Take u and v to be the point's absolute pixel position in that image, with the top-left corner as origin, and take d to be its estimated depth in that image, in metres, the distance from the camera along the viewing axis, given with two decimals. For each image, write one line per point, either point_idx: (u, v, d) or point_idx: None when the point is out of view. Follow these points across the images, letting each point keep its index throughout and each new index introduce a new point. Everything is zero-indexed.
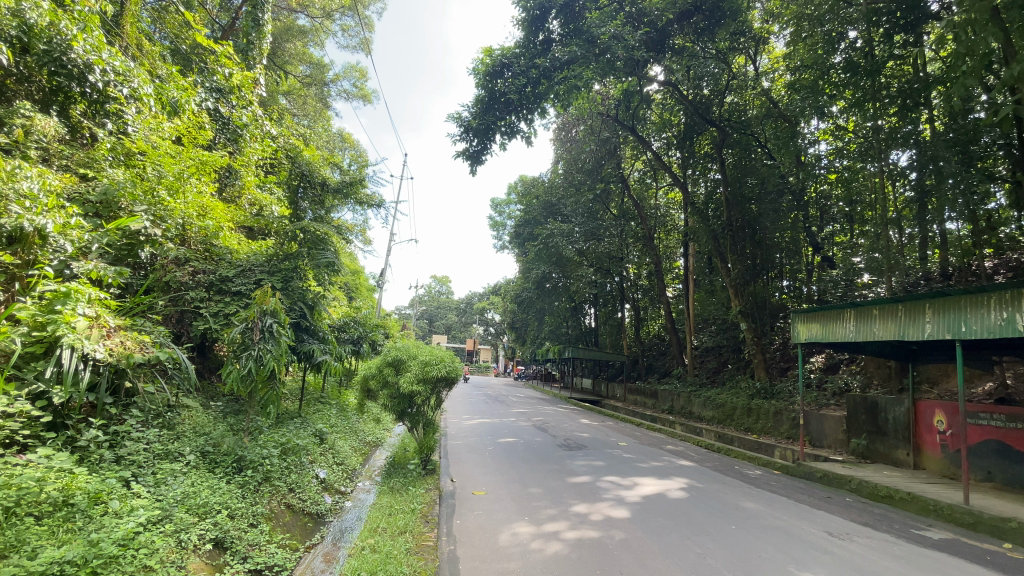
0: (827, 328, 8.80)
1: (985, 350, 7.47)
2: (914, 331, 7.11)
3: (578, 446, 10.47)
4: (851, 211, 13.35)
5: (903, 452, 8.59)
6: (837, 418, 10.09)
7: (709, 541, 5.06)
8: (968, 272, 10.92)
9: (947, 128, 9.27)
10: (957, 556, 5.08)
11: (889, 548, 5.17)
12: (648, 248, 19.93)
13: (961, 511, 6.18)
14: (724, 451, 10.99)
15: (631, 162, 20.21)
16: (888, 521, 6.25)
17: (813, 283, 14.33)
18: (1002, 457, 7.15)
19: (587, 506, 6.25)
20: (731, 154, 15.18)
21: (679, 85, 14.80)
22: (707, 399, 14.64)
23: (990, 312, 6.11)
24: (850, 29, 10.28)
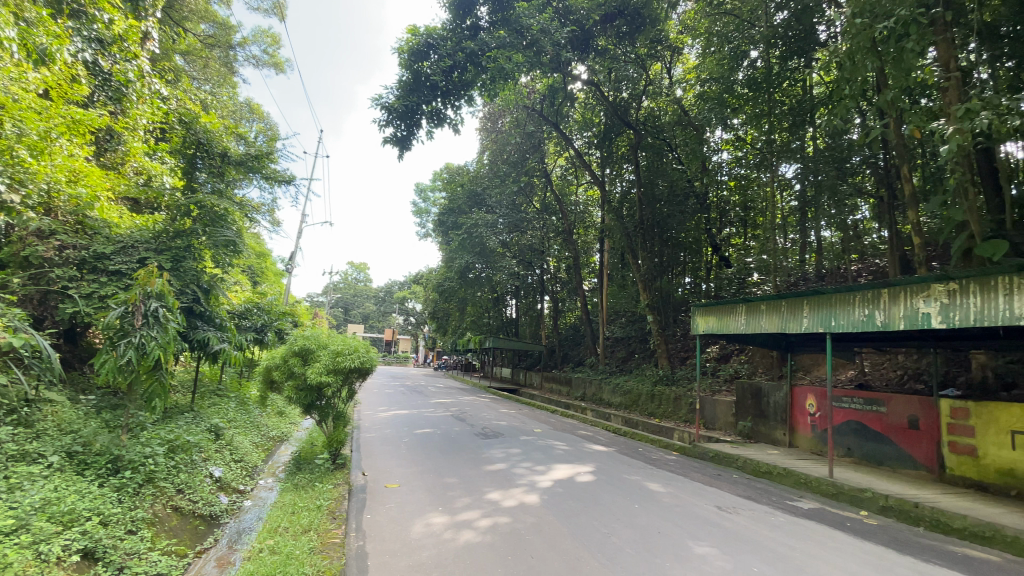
0: (722, 321, 9.61)
1: (848, 342, 8.56)
2: (794, 325, 7.98)
3: (495, 434, 10.62)
4: (746, 215, 14.67)
5: (781, 433, 9.66)
6: (728, 403, 11.11)
7: (615, 521, 5.33)
8: (838, 274, 12.48)
9: (827, 146, 10.48)
10: (824, 523, 5.80)
11: (768, 519, 5.79)
12: (568, 242, 20.73)
13: (827, 484, 7.06)
14: (629, 435, 11.68)
15: (555, 157, 20.84)
16: (767, 495, 6.98)
17: (711, 280, 15.58)
18: (860, 435, 8.27)
19: (501, 493, 6.34)
20: (644, 157, 15.99)
21: (602, 86, 15.36)
22: (616, 386, 15.50)
23: (855, 309, 7.01)
24: (754, 49, 11.04)
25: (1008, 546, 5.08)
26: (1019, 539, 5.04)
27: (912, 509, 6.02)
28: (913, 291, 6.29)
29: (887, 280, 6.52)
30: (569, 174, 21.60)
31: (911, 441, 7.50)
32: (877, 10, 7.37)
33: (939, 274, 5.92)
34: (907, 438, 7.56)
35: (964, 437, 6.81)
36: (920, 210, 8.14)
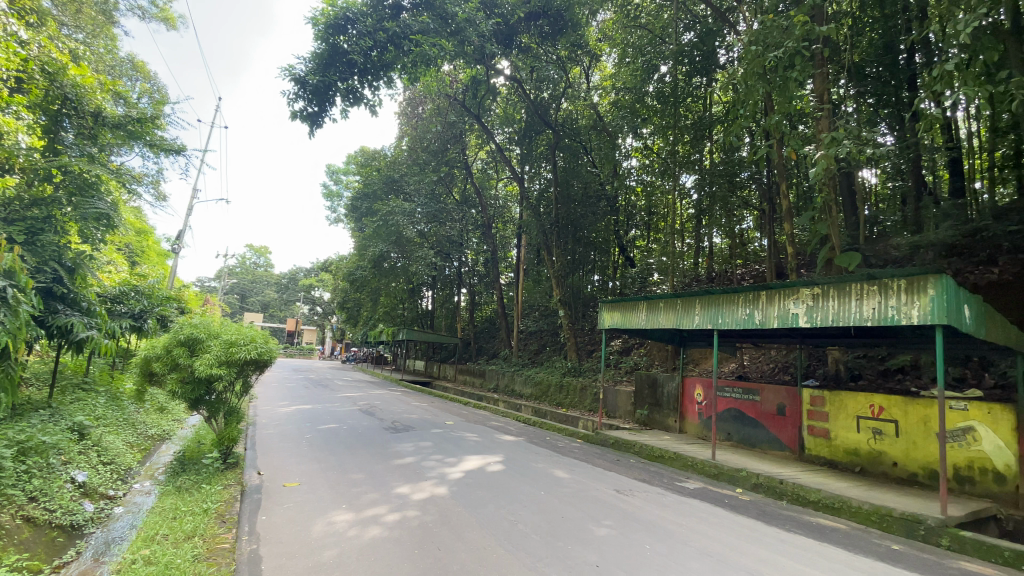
0: (625, 317, 10.23)
1: (732, 338, 9.53)
2: (687, 321, 8.73)
3: (405, 427, 10.45)
4: (650, 220, 15.55)
5: (673, 419, 10.55)
6: (628, 393, 11.90)
7: (521, 509, 5.50)
8: (725, 277, 13.87)
9: (721, 161, 11.57)
10: (706, 501, 6.45)
11: (659, 499, 6.31)
12: (487, 236, 20.82)
13: (710, 465, 7.85)
14: (538, 424, 12.10)
15: (476, 150, 20.91)
16: (659, 477, 7.58)
17: (617, 279, 15.99)
18: (738, 421, 9.28)
19: (410, 486, 6.27)
20: (561, 157, 16.55)
21: (524, 83, 15.68)
22: (528, 378, 15.94)
23: (739, 308, 7.83)
24: (662, 64, 11.86)
25: (851, 515, 6.01)
26: (859, 508, 5.98)
27: (778, 485, 6.88)
28: (785, 294, 7.16)
29: (766, 283, 7.35)
30: (489, 168, 21.70)
31: (779, 425, 8.56)
32: (769, 41, 8.21)
33: (807, 280, 6.80)
34: (776, 423, 8.61)
35: (821, 422, 7.90)
36: (793, 222, 9.26)
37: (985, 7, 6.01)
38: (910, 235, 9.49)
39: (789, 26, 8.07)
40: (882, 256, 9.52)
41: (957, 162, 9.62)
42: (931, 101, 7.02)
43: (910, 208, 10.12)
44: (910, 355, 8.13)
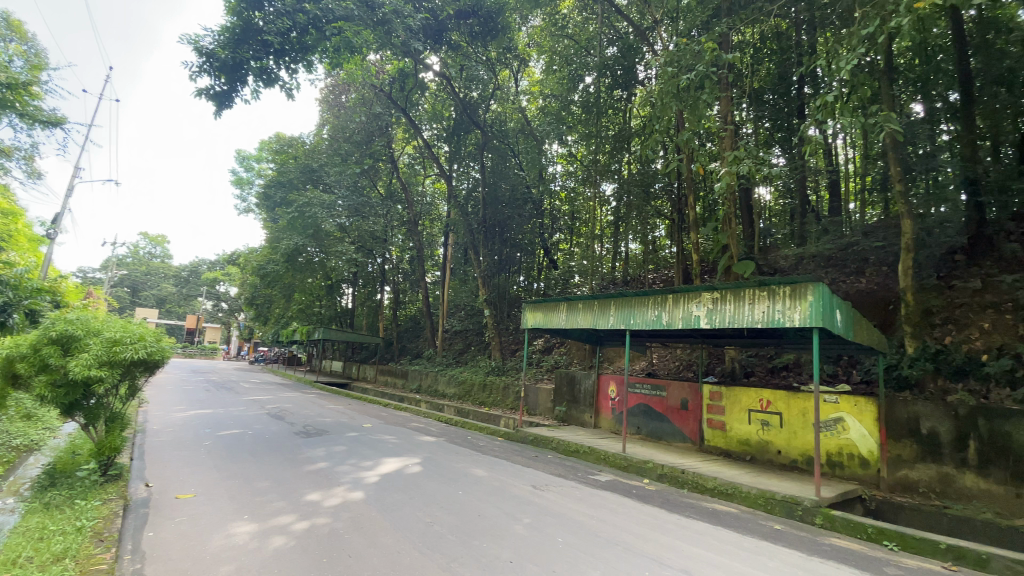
0: (547, 317, 10.49)
1: (643, 337, 10.11)
2: (603, 321, 9.13)
3: (319, 431, 9.97)
4: (573, 225, 16.02)
5: (589, 415, 11.00)
6: (548, 391, 12.24)
7: (436, 509, 5.47)
8: (639, 280, 14.72)
9: (638, 171, 12.28)
10: (616, 493, 6.80)
11: (573, 493, 6.55)
12: (412, 233, 20.35)
13: (621, 458, 8.27)
14: (459, 424, 12.07)
15: (402, 144, 20.41)
16: (574, 471, 7.87)
17: (541, 280, 16.40)
18: (647, 416, 9.86)
19: (321, 493, 5.99)
20: (489, 158, 16.62)
21: (453, 81, 15.62)
22: (451, 378, 15.86)
23: (649, 310, 8.33)
24: (587, 75, 12.50)
25: (742, 499, 6.61)
26: (748, 493, 6.59)
27: (680, 474, 7.41)
28: (690, 297, 7.73)
29: (673, 287, 7.88)
30: (416, 163, 21.34)
31: (683, 419, 9.22)
32: (682, 62, 8.82)
33: (709, 284, 7.38)
34: (680, 416, 9.26)
35: (719, 415, 8.62)
36: (699, 232, 10.03)
37: (862, 48, 6.90)
38: (797, 247, 10.61)
39: (700, 50, 8.76)
40: (772, 265, 10.58)
41: (835, 184, 10.91)
42: (814, 129, 7.94)
43: (798, 223, 11.30)
44: (793, 354, 9.10)
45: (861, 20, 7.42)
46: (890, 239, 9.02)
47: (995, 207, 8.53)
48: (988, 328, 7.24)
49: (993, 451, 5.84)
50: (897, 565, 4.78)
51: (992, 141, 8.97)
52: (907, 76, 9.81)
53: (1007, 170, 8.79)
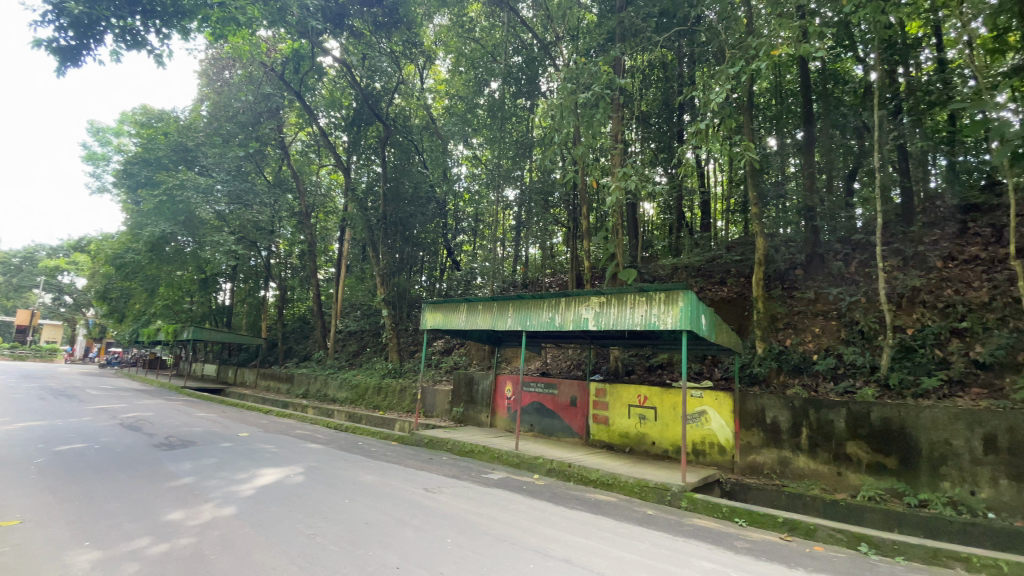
0: (446, 317, 10.43)
1: (538, 338, 10.51)
2: (500, 322, 9.34)
3: (185, 442, 8.93)
4: (477, 225, 16.44)
5: (485, 416, 11.16)
6: (445, 393, 12.20)
7: (320, 520, 5.19)
8: (535, 283, 15.30)
9: (539, 179, 12.75)
10: (508, 490, 7.00)
11: (465, 493, 6.62)
12: (304, 226, 19.04)
13: (513, 455, 8.51)
14: (350, 429, 11.56)
15: (295, 130, 19.09)
16: (468, 472, 7.93)
17: (444, 280, 16.44)
18: (539, 414, 10.27)
19: (186, 511, 5.38)
20: (391, 152, 16.16)
21: (354, 69, 14.98)
22: (343, 381, 15.11)
23: (544, 311, 8.68)
24: (492, 81, 12.86)
25: (620, 488, 7.16)
26: (626, 481, 7.16)
27: (567, 468, 7.82)
28: (580, 301, 8.20)
29: (567, 290, 8.30)
30: (311, 151, 20.12)
31: (571, 415, 9.74)
32: (580, 80, 9.35)
33: (597, 289, 7.91)
34: (569, 413, 9.78)
35: (603, 411, 9.25)
36: (591, 239, 10.69)
37: (731, 84, 7.78)
38: (674, 258, 11.75)
39: (595, 71, 9.36)
40: (653, 273, 11.63)
41: (706, 204, 12.29)
42: (691, 153, 8.84)
43: (676, 236, 12.53)
44: (667, 354, 10.07)
45: (730, 61, 8.44)
46: (747, 255, 10.53)
47: (826, 231, 10.21)
48: (817, 332, 8.59)
49: (819, 436, 6.98)
50: (744, 539, 5.51)
51: (828, 175, 10.94)
52: (766, 114, 11.47)
53: (836, 200, 10.56)
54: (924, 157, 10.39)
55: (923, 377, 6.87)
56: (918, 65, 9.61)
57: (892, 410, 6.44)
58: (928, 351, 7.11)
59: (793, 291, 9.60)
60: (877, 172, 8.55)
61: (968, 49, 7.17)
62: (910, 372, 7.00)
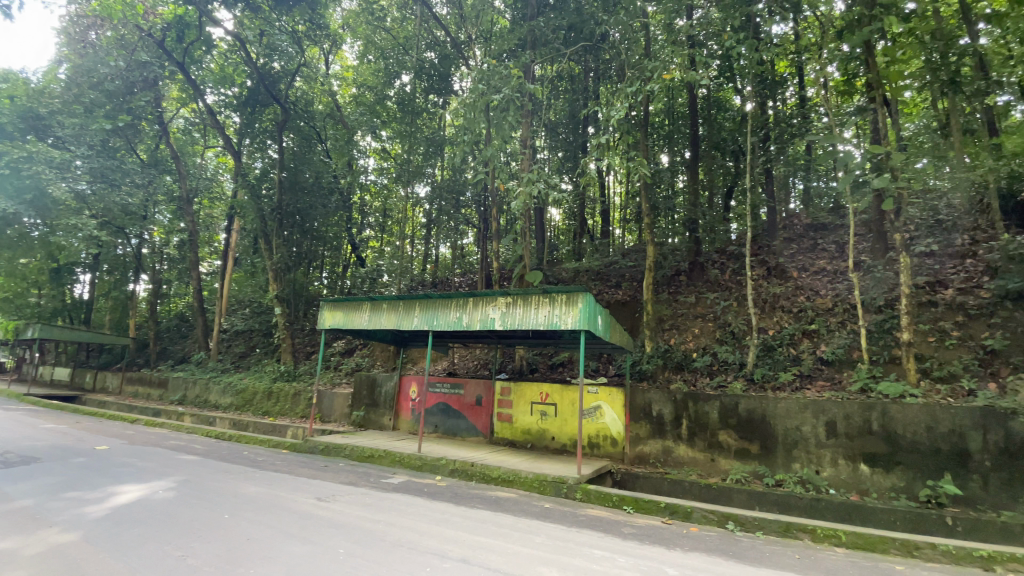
0: (347, 316, 9.92)
1: (444, 338, 10.41)
2: (405, 322, 9.10)
3: (22, 460, 7.57)
4: (384, 221, 16.53)
5: (387, 418, 10.83)
6: (345, 395, 11.64)
7: (193, 539, 4.69)
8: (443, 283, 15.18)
9: (450, 178, 12.65)
10: (408, 493, 6.85)
11: (361, 500, 6.36)
12: (185, 212, 17.11)
13: (415, 458, 8.35)
14: (235, 437, 10.59)
15: (176, 105, 17.11)
16: (366, 477, 7.63)
17: (346, 278, 15.78)
18: (443, 414, 10.18)
19: (18, 539, 4.55)
20: (290, 139, 15.08)
21: (249, 45, 13.77)
22: (228, 385, 13.80)
23: (451, 311, 8.62)
24: (403, 74, 12.57)
25: (520, 484, 7.34)
26: (527, 477, 7.35)
27: (469, 468, 7.84)
28: (487, 301, 8.26)
29: (474, 290, 8.31)
30: (195, 130, 18.16)
31: (475, 415, 9.79)
32: (491, 83, 9.42)
33: (503, 289, 8.02)
34: (473, 413, 9.81)
35: (507, 409, 9.42)
36: (499, 241, 10.82)
37: (626, 103, 8.35)
38: (577, 262, 12.30)
39: (506, 75, 9.52)
40: (557, 276, 12.10)
41: (606, 212, 13.06)
42: (594, 164, 9.35)
43: (579, 241, 13.13)
44: (568, 353, 10.51)
45: (630, 79, 9.00)
46: (640, 261, 11.37)
47: (706, 242, 11.34)
48: (697, 332, 9.48)
49: (697, 427, 7.72)
50: (631, 525, 5.91)
51: (710, 191, 12.15)
52: (660, 133, 12.50)
53: (717, 214, 11.74)
54: (786, 180, 11.95)
55: (781, 372, 7.88)
56: (784, 100, 11.01)
57: (756, 402, 7.29)
58: (785, 350, 8.17)
59: (679, 295, 10.51)
60: (750, 192, 9.63)
61: (823, 91, 8.31)
62: (771, 368, 7.99)
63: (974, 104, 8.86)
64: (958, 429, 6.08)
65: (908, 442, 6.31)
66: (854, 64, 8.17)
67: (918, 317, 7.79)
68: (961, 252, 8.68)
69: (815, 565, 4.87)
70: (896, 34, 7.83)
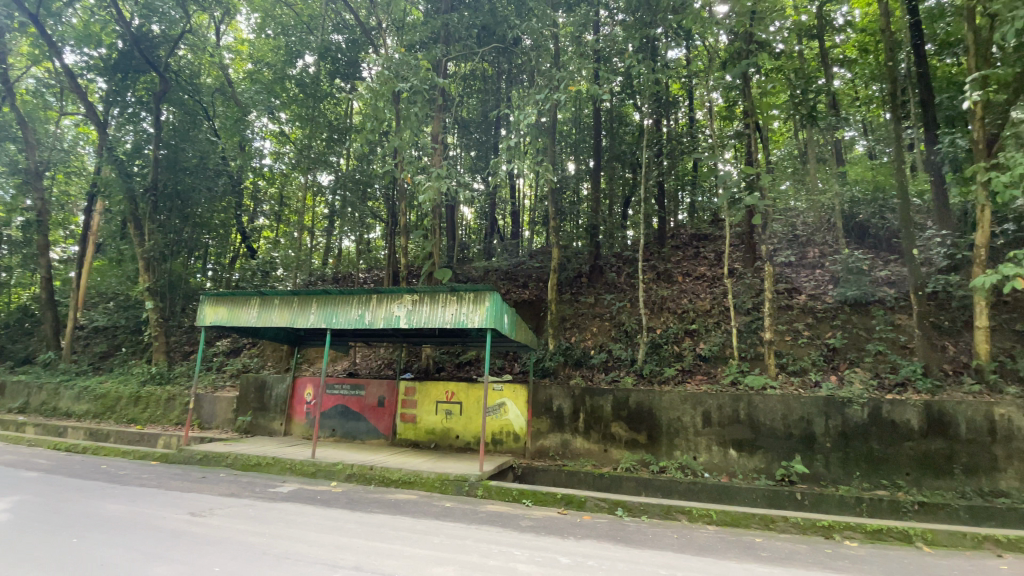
0: (232, 313, 9.07)
1: (344, 337, 9.95)
2: (301, 320, 8.56)
3: None
4: (280, 211, 15.50)
5: (278, 423, 10.12)
6: (229, 399, 10.67)
7: (30, 568, 4.02)
8: (346, 279, 14.51)
9: (356, 169, 12.09)
10: (299, 502, 6.46)
11: (244, 512, 5.88)
12: (33, 188, 14.58)
13: (308, 464, 7.88)
14: (91, 449, 9.25)
15: (24, 60, 14.52)
16: (251, 487, 7.06)
17: (235, 270, 14.47)
18: (342, 417, 9.73)
19: None
20: (171, 112, 13.48)
21: (121, 1, 12.08)
22: (85, 390, 12.02)
23: (352, 309, 8.26)
24: (306, 54, 11.78)
25: (421, 485, 7.24)
26: (427, 477, 7.27)
27: (367, 472, 7.57)
28: (391, 298, 8.03)
29: (378, 288, 8.03)
30: (49, 92, 15.55)
31: (377, 417, 9.49)
32: (399, 71, 9.15)
33: (409, 287, 7.85)
34: (375, 414, 9.51)
35: (411, 409, 9.25)
36: (407, 238, 10.55)
37: (534, 109, 8.58)
38: (486, 261, 12.40)
39: (416, 66, 9.31)
40: (466, 275, 12.11)
41: (515, 214, 13.32)
42: (505, 166, 9.46)
43: (489, 241, 13.25)
44: (473, 352, 10.56)
45: (540, 86, 9.26)
46: (546, 262, 11.77)
47: (606, 247, 12.02)
48: (595, 331, 10.01)
49: (593, 421, 8.16)
50: (528, 519, 6.10)
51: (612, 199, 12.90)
52: (568, 140, 13.04)
53: (616, 221, 12.48)
54: (676, 194, 13.07)
55: (667, 368, 8.60)
56: (677, 120, 12.02)
57: (644, 395, 7.88)
58: (670, 348, 8.93)
59: (581, 296, 11.02)
60: (644, 201, 10.39)
61: (708, 114, 9.19)
62: (659, 364, 8.69)
63: (824, 137, 10.33)
64: (806, 416, 7.06)
65: (767, 428, 7.20)
66: (734, 93, 9.14)
67: (778, 318, 8.90)
68: (812, 264, 10.08)
69: (690, 542, 5.37)
70: (768, 68, 8.85)
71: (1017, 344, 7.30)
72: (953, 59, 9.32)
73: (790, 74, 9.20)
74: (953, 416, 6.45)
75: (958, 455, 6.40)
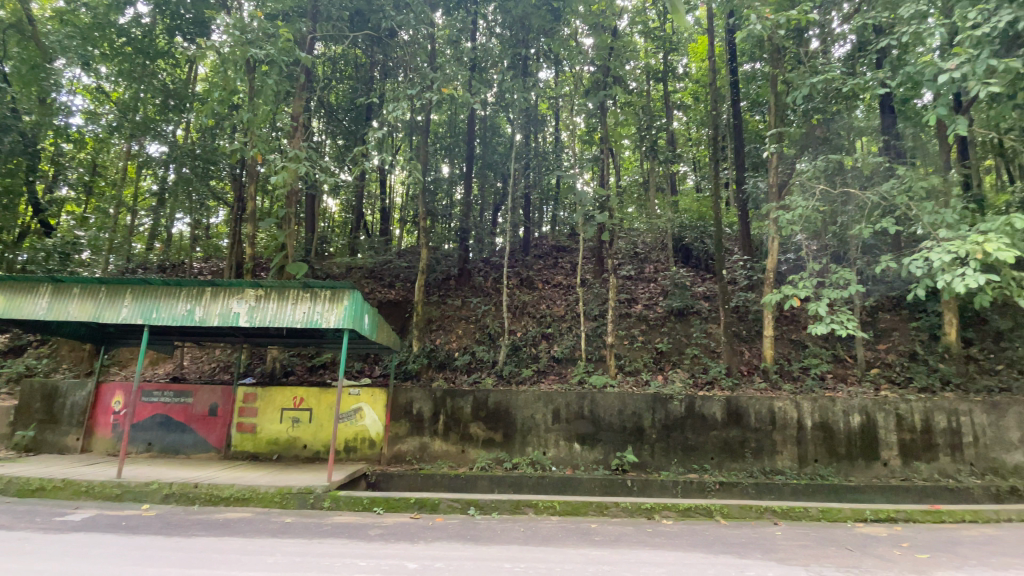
0: (8, 303, 7.29)
1: (170, 336, 8.62)
2: (109, 314, 7.22)
3: None
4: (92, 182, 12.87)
5: (73, 438, 8.39)
6: (3, 411, 8.55)
7: None
8: (179, 269, 12.62)
9: (197, 144, 10.58)
10: (96, 531, 5.43)
11: (14, 548, 4.76)
12: None
13: (112, 485, 6.66)
14: None
15: None
16: (28, 518, 5.74)
17: (22, 250, 11.66)
18: (162, 428, 8.42)
19: None
20: None
21: None
22: None
23: (179, 303, 7.22)
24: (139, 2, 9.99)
25: (257, 501, 6.57)
26: (265, 492, 6.63)
27: (191, 490, 6.65)
28: (230, 293, 7.18)
29: (213, 280, 7.13)
30: None
31: (208, 427, 8.41)
32: (257, 42, 8.26)
33: (252, 281, 7.11)
34: (205, 424, 8.41)
35: (251, 417, 8.37)
36: (256, 226, 9.53)
37: (405, 106, 8.42)
38: (349, 258, 11.76)
39: (275, 39, 8.48)
40: (325, 271, 11.35)
41: (384, 211, 12.88)
42: (373, 159, 9.07)
43: (354, 236, 12.58)
44: (329, 354, 9.92)
45: (414, 83, 9.09)
46: (413, 263, 11.58)
47: (474, 251, 12.26)
48: (459, 333, 10.12)
49: (451, 422, 8.24)
50: (378, 527, 5.92)
51: (481, 205, 13.19)
52: (440, 142, 13.06)
53: (485, 227, 12.80)
54: (540, 206, 13.86)
55: (524, 369, 9.06)
56: (545, 137, 12.76)
57: (501, 395, 8.20)
58: (528, 350, 9.43)
59: (447, 298, 11.05)
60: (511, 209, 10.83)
61: (571, 135, 9.94)
62: (517, 365, 9.11)
63: (664, 168, 11.82)
64: (638, 411, 8.01)
65: (607, 423, 8.00)
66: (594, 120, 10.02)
67: (620, 325, 9.94)
68: (650, 278, 11.46)
69: (535, 534, 5.72)
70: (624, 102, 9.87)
71: (791, 350, 9.13)
72: (761, 116, 11.36)
73: (641, 110, 10.37)
74: (746, 409, 7.86)
75: (749, 441, 7.80)
